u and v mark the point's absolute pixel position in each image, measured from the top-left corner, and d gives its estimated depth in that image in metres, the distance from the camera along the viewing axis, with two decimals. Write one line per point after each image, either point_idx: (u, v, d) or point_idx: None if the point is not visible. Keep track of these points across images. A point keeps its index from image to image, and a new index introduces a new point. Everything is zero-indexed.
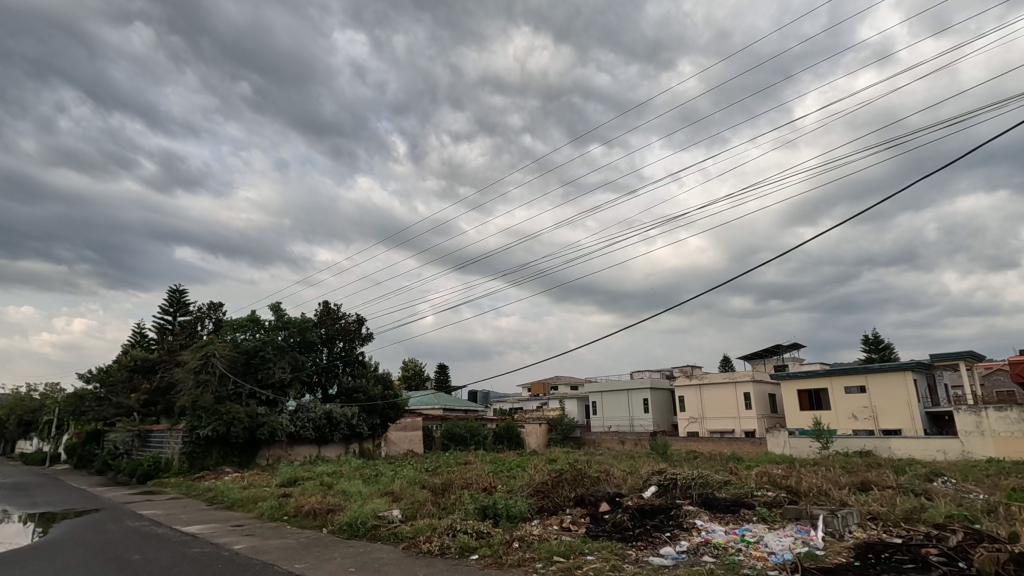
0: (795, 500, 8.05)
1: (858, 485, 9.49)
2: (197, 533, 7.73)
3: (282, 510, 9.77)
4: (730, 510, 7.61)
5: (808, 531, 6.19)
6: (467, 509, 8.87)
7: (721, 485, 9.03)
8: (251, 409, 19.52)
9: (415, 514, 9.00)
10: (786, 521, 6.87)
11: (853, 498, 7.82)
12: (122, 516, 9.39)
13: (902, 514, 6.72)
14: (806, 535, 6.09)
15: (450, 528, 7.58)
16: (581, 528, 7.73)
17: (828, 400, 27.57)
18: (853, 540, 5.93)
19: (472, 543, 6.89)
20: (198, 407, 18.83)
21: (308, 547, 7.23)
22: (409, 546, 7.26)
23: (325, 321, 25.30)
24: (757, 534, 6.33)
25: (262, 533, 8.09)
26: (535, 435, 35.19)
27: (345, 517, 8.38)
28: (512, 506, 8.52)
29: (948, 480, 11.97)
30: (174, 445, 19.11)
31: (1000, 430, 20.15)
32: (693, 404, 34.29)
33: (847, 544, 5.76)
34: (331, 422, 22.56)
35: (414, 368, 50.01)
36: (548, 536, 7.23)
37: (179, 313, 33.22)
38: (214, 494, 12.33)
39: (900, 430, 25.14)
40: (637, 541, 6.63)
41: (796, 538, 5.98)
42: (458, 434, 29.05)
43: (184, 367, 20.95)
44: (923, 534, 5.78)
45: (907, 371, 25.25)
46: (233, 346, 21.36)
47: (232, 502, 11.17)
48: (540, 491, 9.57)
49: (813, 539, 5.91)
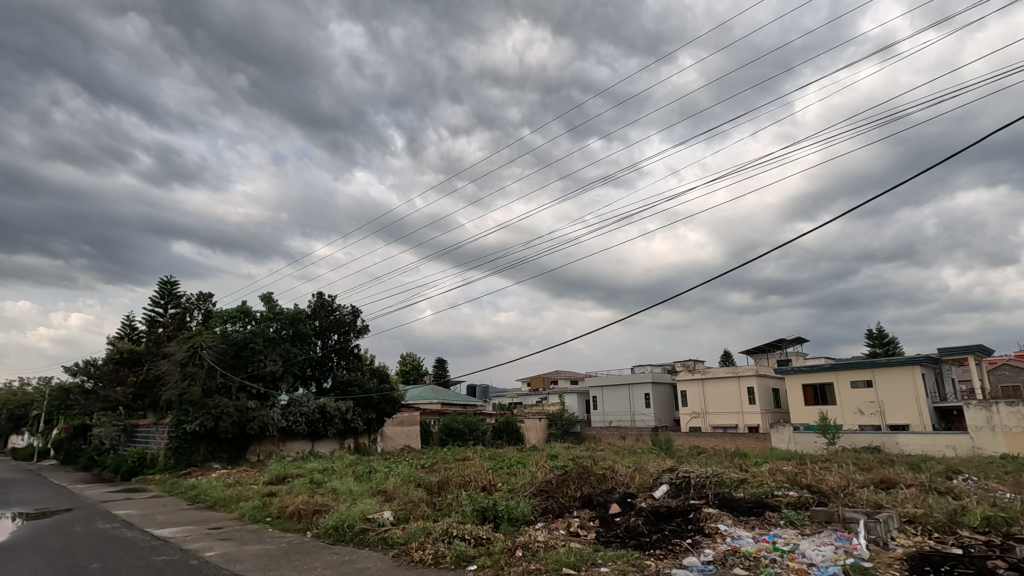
0: (822, 502, 7.46)
1: (879, 485, 8.95)
2: (169, 538, 7.14)
3: (266, 511, 9.22)
4: (754, 513, 7.04)
5: (850, 539, 5.62)
6: (465, 511, 8.33)
7: (738, 484, 8.45)
8: (241, 403, 19.01)
9: (408, 517, 8.41)
10: (817, 525, 6.31)
11: (885, 499, 7.24)
12: (94, 517, 8.78)
13: (946, 517, 6.15)
14: (847, 543, 5.52)
15: (445, 532, 7.01)
16: (591, 533, 7.17)
17: (835, 395, 27.09)
18: (900, 550, 5.37)
19: (470, 552, 6.31)
20: (185, 401, 18.26)
21: (286, 555, 6.62)
22: (399, 553, 6.69)
23: (319, 314, 24.75)
24: (791, 541, 5.76)
25: (240, 537, 7.56)
26: (534, 431, 34.56)
27: (331, 519, 7.82)
28: (513, 508, 7.99)
29: (969, 478, 11.46)
30: (160, 441, 18.52)
31: (1011, 426, 19.70)
32: (695, 399, 33.85)
33: (899, 554, 5.18)
34: (325, 416, 21.97)
35: (412, 362, 49.54)
36: (554, 542, 6.64)
37: (170, 304, 32.55)
38: (197, 492, 11.82)
39: (907, 425, 24.58)
40: (656, 549, 6.05)
41: (838, 547, 5.40)
42: (457, 430, 28.62)
43: (171, 359, 20.31)
44: (976, 545, 5.23)
45: (916, 365, 24.67)
46: (222, 338, 20.73)
47: (214, 501, 10.61)
48: (543, 491, 9.04)
49: (856, 548, 5.34)
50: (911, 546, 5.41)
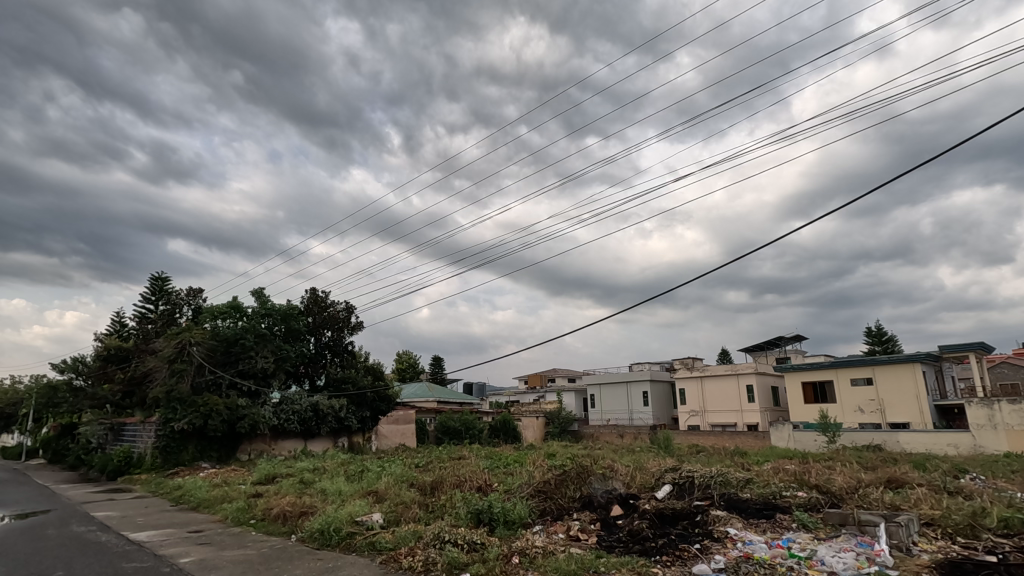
0: (834, 504, 7.14)
1: (887, 484, 8.69)
2: (144, 542, 6.77)
3: (250, 513, 8.89)
4: (764, 515, 6.73)
5: (872, 545, 5.31)
6: (458, 513, 8.00)
7: (744, 484, 8.16)
8: (231, 401, 18.64)
9: (398, 519, 8.09)
10: (831, 528, 6.02)
11: (902, 501, 6.91)
12: (70, 519, 8.42)
13: (967, 519, 5.85)
14: (869, 549, 5.21)
15: (436, 537, 6.66)
16: (592, 537, 6.87)
17: (835, 393, 26.86)
18: (925, 556, 5.07)
19: (463, 558, 5.96)
20: (173, 398, 17.86)
21: (266, 562, 6.24)
22: (387, 559, 6.36)
23: (312, 310, 24.42)
24: (807, 546, 5.44)
25: (220, 541, 7.21)
26: (532, 428, 34.32)
27: (317, 522, 7.50)
28: (510, 510, 7.70)
29: (977, 477, 11.23)
30: (147, 439, 18.11)
31: (1013, 423, 19.50)
32: (694, 397, 33.61)
33: (925, 562, 4.88)
34: (318, 414, 21.63)
35: (408, 360, 49.32)
36: (553, 548, 6.30)
37: (161, 301, 32.07)
38: (182, 492, 11.49)
39: (908, 423, 24.37)
40: (663, 556, 5.73)
41: (859, 554, 5.09)
42: (453, 428, 28.33)
43: (159, 355, 19.98)
44: (1008, 551, 4.92)
45: (917, 363, 24.44)
46: (211, 334, 20.33)
47: (199, 502, 10.28)
48: (541, 491, 8.76)
49: (879, 555, 5.03)
50: (937, 552, 5.12)
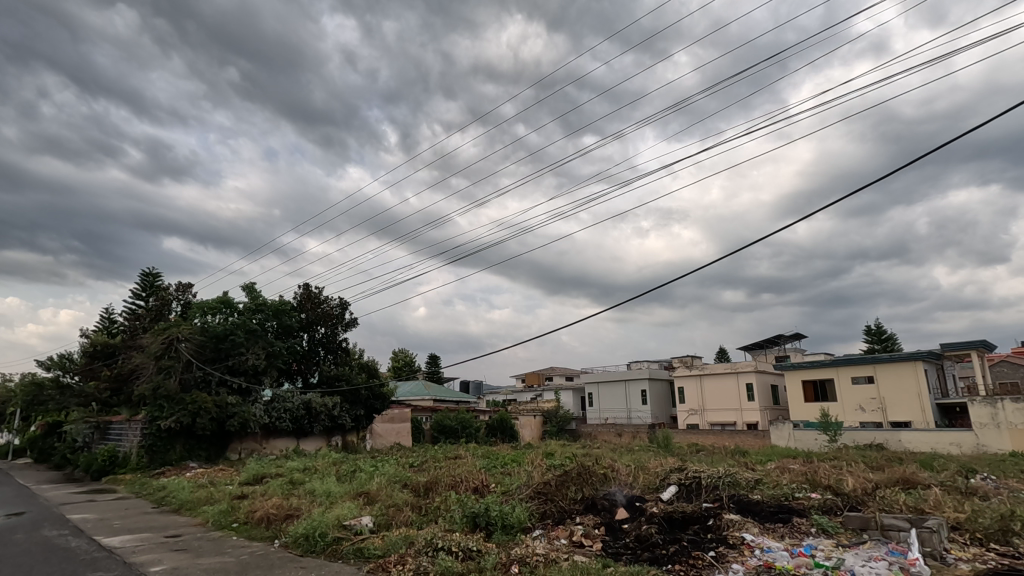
0: (855, 507, 6.77)
1: (900, 484, 8.43)
2: (115, 548, 6.39)
3: (234, 516, 8.50)
4: (780, 518, 6.40)
5: (905, 553, 4.98)
6: (452, 517, 7.65)
7: (753, 485, 7.81)
8: (220, 398, 18.22)
9: (389, 523, 7.71)
10: (852, 534, 5.71)
11: (923, 503, 6.61)
12: (42, 522, 8.01)
13: (997, 523, 5.55)
14: (902, 558, 4.88)
15: (429, 544, 6.28)
16: (596, 543, 6.53)
17: (835, 392, 26.60)
18: (962, 567, 4.74)
19: (457, 567, 5.60)
20: (160, 395, 17.38)
21: (245, 570, 5.86)
22: (375, 568, 5.99)
23: (305, 306, 23.92)
24: (833, 554, 5.09)
25: (198, 546, 6.83)
26: (530, 428, 33.93)
27: (302, 527, 7.11)
28: (508, 514, 7.34)
29: (987, 476, 11.01)
30: (133, 438, 17.64)
31: (1016, 421, 19.26)
32: (693, 396, 33.32)
33: (964, 572, 4.58)
34: (310, 413, 21.24)
35: (405, 358, 48.91)
36: (555, 556, 5.95)
37: (152, 297, 31.61)
38: (164, 494, 11.07)
39: (910, 422, 24.17)
40: (674, 564, 5.38)
41: (891, 563, 4.77)
42: (449, 427, 27.97)
43: (146, 351, 19.52)
44: None
45: (918, 361, 24.19)
46: (200, 330, 19.86)
47: (181, 504, 9.89)
48: (541, 493, 8.38)
49: (913, 564, 4.71)
50: (975, 561, 4.81)
